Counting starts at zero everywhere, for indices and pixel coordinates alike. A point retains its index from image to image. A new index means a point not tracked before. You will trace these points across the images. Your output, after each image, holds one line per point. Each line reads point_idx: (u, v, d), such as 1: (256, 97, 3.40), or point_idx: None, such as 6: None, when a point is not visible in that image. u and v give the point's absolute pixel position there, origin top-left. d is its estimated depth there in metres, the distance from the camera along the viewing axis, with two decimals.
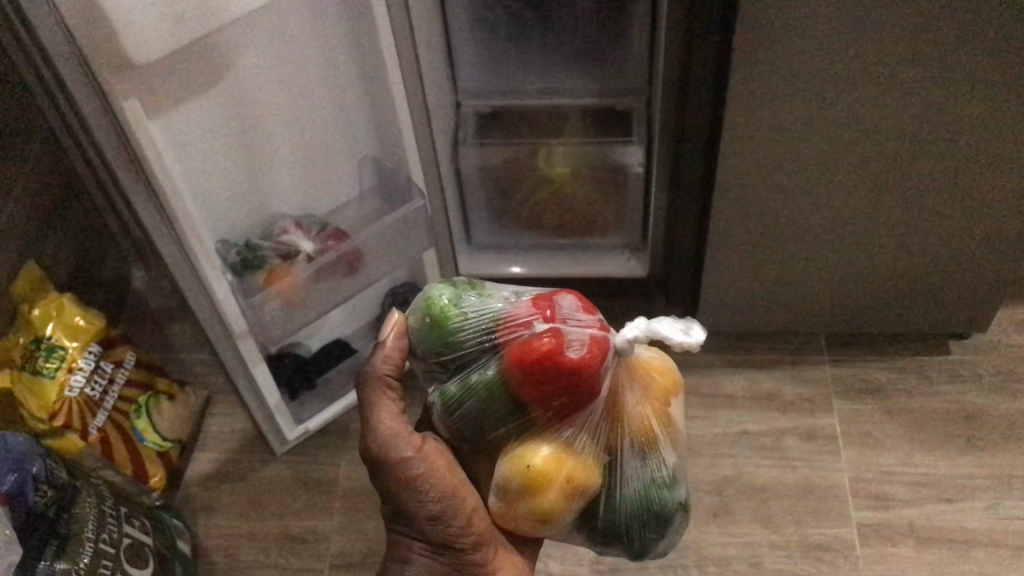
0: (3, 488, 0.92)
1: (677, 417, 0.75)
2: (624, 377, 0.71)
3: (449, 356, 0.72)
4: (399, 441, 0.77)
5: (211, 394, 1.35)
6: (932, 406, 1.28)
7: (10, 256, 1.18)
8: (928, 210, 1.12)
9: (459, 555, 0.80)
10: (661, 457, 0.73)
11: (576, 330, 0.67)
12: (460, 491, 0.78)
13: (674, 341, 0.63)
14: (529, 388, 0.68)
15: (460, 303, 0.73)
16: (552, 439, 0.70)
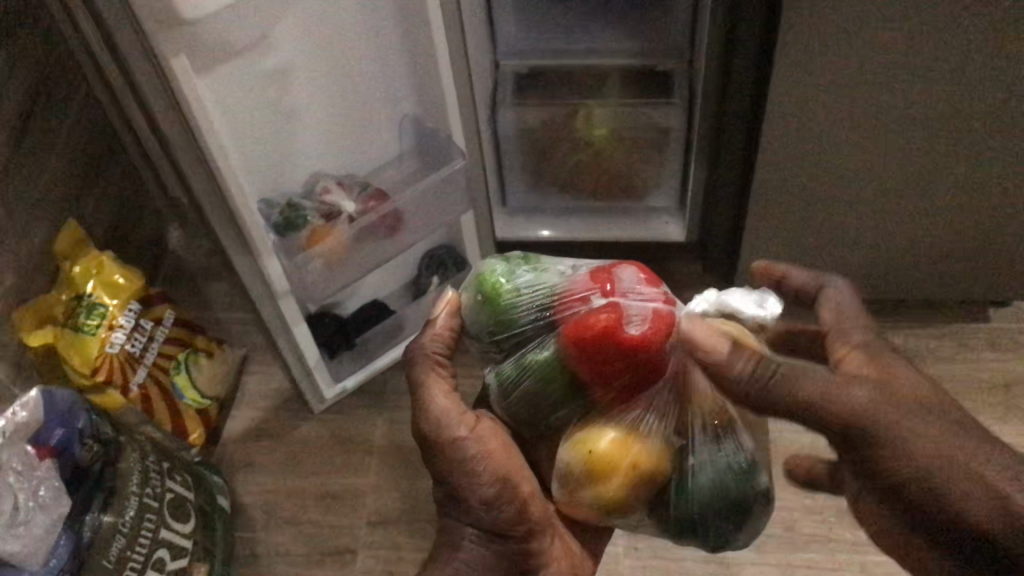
0: (50, 443, 0.96)
1: (756, 399, 0.70)
2: (694, 353, 0.66)
3: (504, 335, 0.71)
4: (451, 421, 0.75)
5: (249, 352, 1.36)
6: (969, 373, 1.27)
7: (50, 212, 1.19)
8: (973, 174, 1.11)
9: (512, 543, 0.78)
10: (739, 441, 0.68)
11: (637, 305, 0.64)
12: (515, 476, 0.76)
13: (756, 315, 0.64)
14: (589, 369, 0.65)
15: (514, 279, 0.71)
16: (617, 420, 0.67)
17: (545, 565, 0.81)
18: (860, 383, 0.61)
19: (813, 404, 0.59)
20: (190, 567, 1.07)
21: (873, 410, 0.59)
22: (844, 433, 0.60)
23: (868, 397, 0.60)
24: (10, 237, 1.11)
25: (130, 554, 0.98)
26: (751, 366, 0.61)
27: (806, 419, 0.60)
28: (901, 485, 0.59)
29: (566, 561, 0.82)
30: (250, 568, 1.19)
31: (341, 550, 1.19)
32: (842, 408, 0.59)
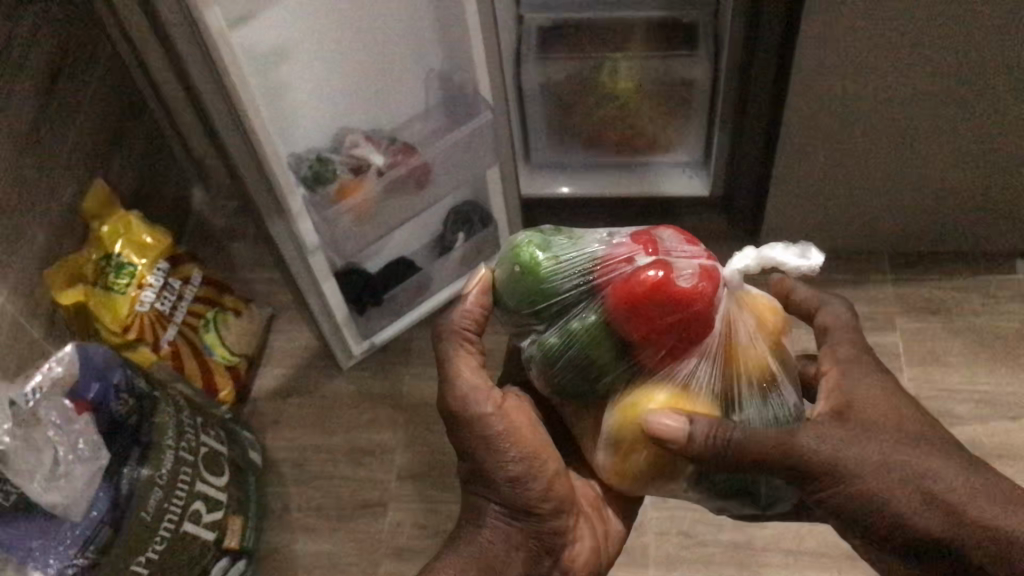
0: (87, 396, 0.98)
1: (788, 353, 0.72)
2: (737, 313, 0.68)
3: (545, 301, 0.70)
4: (478, 395, 0.74)
5: (275, 310, 1.37)
6: (995, 324, 1.27)
7: (78, 171, 1.19)
8: (1002, 120, 1.10)
9: (537, 522, 0.76)
10: (781, 396, 0.70)
11: (684, 261, 0.65)
12: (541, 452, 0.75)
13: (798, 268, 0.63)
14: (639, 328, 0.66)
15: (549, 246, 0.71)
16: (665, 383, 0.68)
17: (569, 544, 0.79)
18: (819, 429, 0.66)
19: (770, 458, 0.64)
20: (226, 519, 1.09)
21: (836, 457, 0.64)
22: (800, 476, 0.65)
23: (823, 442, 0.65)
24: (39, 194, 1.11)
25: (167, 507, 0.99)
26: (709, 433, 0.63)
27: (772, 466, 0.65)
28: (857, 516, 0.65)
29: (592, 542, 0.80)
30: (282, 522, 1.21)
31: (372, 503, 1.21)
32: (801, 453, 0.64)
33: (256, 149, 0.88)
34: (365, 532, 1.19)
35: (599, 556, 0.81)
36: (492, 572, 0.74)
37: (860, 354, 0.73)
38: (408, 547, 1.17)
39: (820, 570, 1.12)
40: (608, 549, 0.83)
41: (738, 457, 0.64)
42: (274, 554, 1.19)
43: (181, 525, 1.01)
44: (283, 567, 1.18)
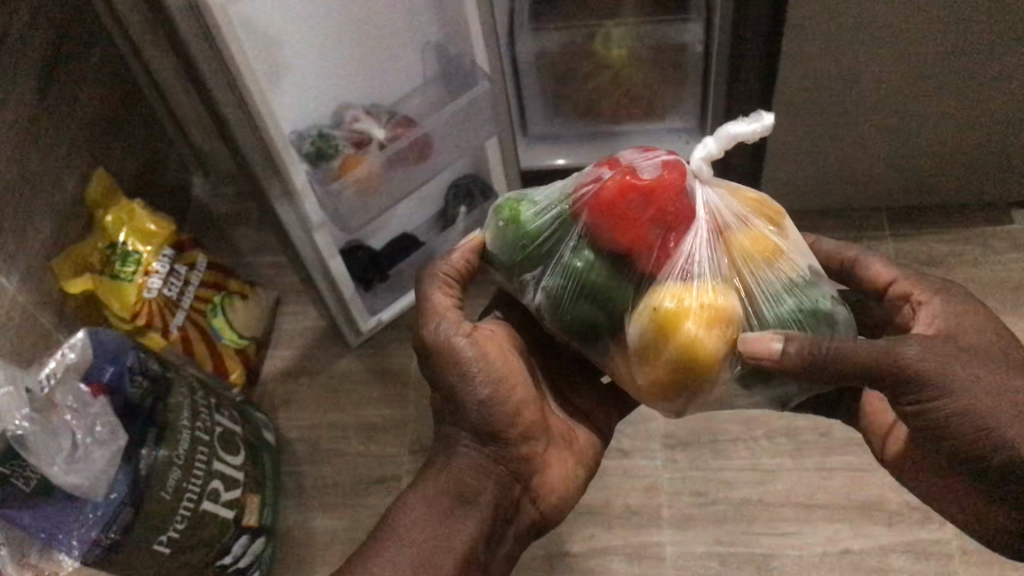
0: (102, 378, 0.99)
1: (793, 234, 0.76)
2: (718, 201, 0.73)
3: (532, 243, 0.75)
4: (448, 324, 0.76)
5: (281, 293, 1.38)
6: (995, 275, 1.28)
7: (80, 162, 1.20)
8: (993, 72, 1.11)
9: (508, 449, 0.77)
10: (792, 265, 0.72)
11: (644, 163, 0.71)
12: (510, 380, 0.76)
13: (750, 133, 0.66)
14: (624, 234, 0.70)
15: (525, 200, 0.77)
16: (673, 277, 0.69)
17: (539, 473, 0.80)
18: (926, 344, 0.66)
19: (878, 366, 0.65)
20: (245, 498, 1.10)
21: (943, 369, 0.65)
22: (903, 387, 0.66)
23: (928, 354, 0.65)
24: (43, 185, 1.12)
25: (185, 486, 1.01)
26: (801, 348, 0.66)
27: (873, 379, 0.66)
28: (958, 436, 0.66)
29: (561, 470, 0.81)
30: (298, 500, 1.22)
31: (386, 477, 1.22)
32: (908, 365, 0.65)
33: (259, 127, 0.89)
34: (380, 506, 1.21)
35: (570, 485, 0.82)
36: (461, 498, 0.75)
37: (942, 284, 0.77)
38: None
39: (831, 522, 1.14)
40: (579, 480, 0.83)
41: (837, 369, 0.65)
42: (292, 531, 1.20)
43: (201, 504, 1.02)
44: (302, 544, 1.19)
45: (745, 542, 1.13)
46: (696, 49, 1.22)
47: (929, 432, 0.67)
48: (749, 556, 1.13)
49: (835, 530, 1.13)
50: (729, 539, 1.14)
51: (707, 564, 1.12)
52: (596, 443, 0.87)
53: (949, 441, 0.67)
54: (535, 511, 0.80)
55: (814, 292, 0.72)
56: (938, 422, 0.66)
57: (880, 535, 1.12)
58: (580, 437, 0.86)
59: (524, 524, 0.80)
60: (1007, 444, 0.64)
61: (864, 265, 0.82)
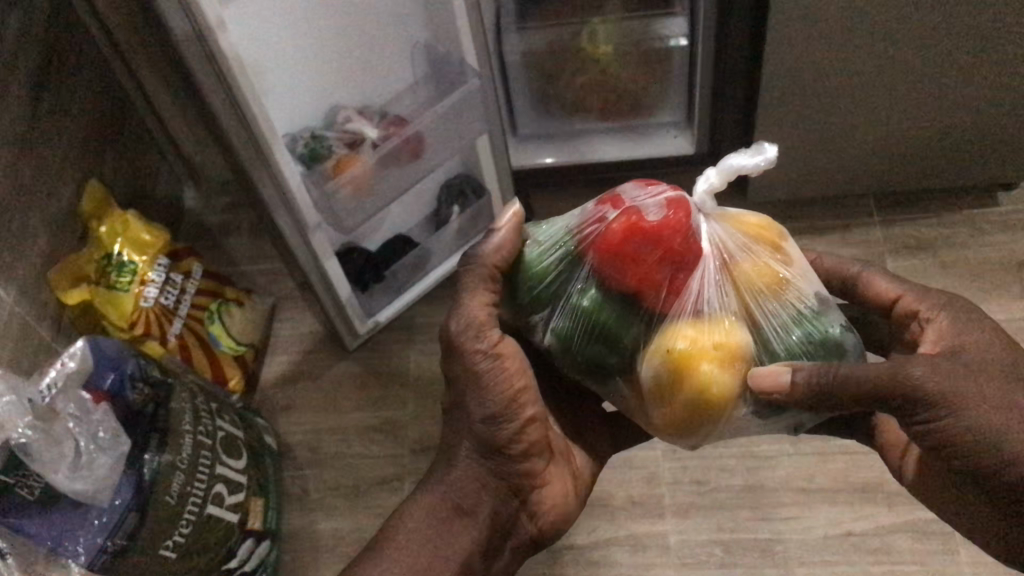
0: (103, 387, 0.99)
1: (797, 259, 0.75)
2: (722, 233, 0.72)
3: (541, 286, 0.74)
4: (478, 333, 0.73)
5: (277, 300, 1.39)
6: (984, 256, 1.30)
7: (73, 174, 1.20)
8: (975, 56, 1.13)
9: (508, 462, 0.77)
10: (799, 295, 0.72)
11: (648, 202, 0.70)
12: (521, 397, 0.75)
13: (754, 166, 0.68)
14: (632, 275, 0.69)
15: (533, 243, 0.76)
16: (682, 315, 0.68)
17: (537, 490, 0.80)
18: (932, 364, 0.66)
19: (881, 389, 0.65)
20: (248, 501, 1.10)
21: (949, 387, 0.64)
22: (908, 407, 0.65)
23: (936, 374, 0.65)
24: (38, 196, 1.12)
25: (190, 490, 1.01)
26: (810, 376, 0.67)
27: (884, 401, 0.65)
28: (966, 453, 0.65)
29: (560, 488, 0.82)
30: (302, 503, 1.23)
31: (389, 478, 1.23)
32: (912, 385, 0.64)
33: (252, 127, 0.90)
34: (384, 507, 1.21)
35: (568, 503, 0.83)
36: (458, 511, 0.77)
37: (947, 299, 0.77)
38: None
39: (833, 505, 1.14)
40: (577, 499, 0.84)
41: (840, 392, 0.66)
42: (297, 535, 1.21)
43: (205, 508, 1.03)
44: (307, 547, 1.20)
45: (748, 527, 1.14)
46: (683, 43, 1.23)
47: (937, 451, 0.67)
48: (753, 541, 1.13)
49: (836, 513, 1.14)
50: (731, 525, 1.15)
51: (711, 551, 1.13)
52: (592, 467, 0.88)
53: (960, 460, 0.66)
54: (531, 527, 0.81)
55: (822, 320, 0.72)
56: (945, 441, 0.65)
57: (881, 516, 1.13)
58: (578, 460, 0.87)
59: (518, 537, 0.81)
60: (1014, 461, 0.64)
61: (866, 281, 0.83)
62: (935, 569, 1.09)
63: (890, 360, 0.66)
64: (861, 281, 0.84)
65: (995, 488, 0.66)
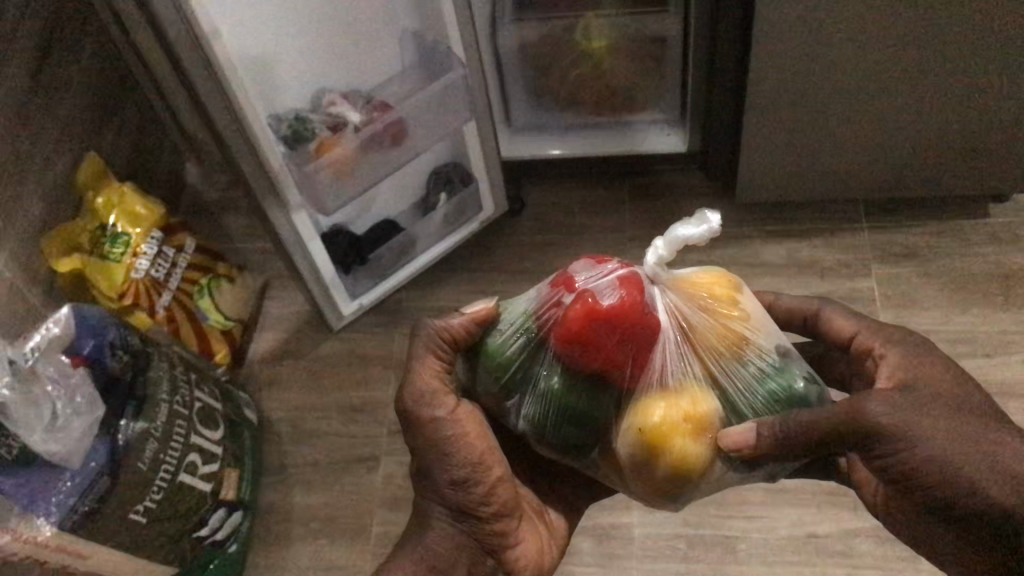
0: (82, 352, 1.02)
1: (754, 310, 0.76)
2: (676, 300, 0.73)
3: (508, 373, 0.76)
4: (433, 401, 0.76)
5: (268, 279, 1.41)
6: (969, 267, 1.30)
7: (71, 146, 1.23)
8: (963, 65, 1.13)
9: (481, 525, 0.79)
10: (758, 352, 0.74)
11: (600, 282, 0.70)
12: (487, 460, 0.77)
13: (697, 235, 0.66)
14: (594, 360, 0.70)
15: (494, 329, 0.78)
16: (649, 391, 0.71)
17: (513, 547, 0.81)
18: (889, 398, 0.67)
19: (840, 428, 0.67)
20: (222, 472, 1.14)
21: (907, 422, 0.66)
22: (867, 443, 0.67)
23: (892, 410, 0.66)
24: (33, 164, 1.15)
25: (162, 458, 1.04)
26: (774, 428, 0.70)
27: (844, 439, 0.67)
28: (927, 486, 0.66)
29: (534, 544, 0.84)
30: (280, 478, 1.25)
31: (365, 457, 1.25)
32: (869, 421, 0.66)
33: (234, 107, 0.92)
34: (358, 486, 1.24)
35: (544, 558, 0.84)
36: (435, 571, 0.77)
37: (903, 335, 0.76)
38: (400, 496, 1.22)
39: (799, 507, 1.15)
40: (552, 557, 0.86)
41: (803, 438, 0.69)
42: (273, 508, 1.24)
43: (177, 476, 1.05)
44: (282, 520, 1.23)
45: (712, 524, 1.16)
46: (676, 40, 1.23)
47: (903, 486, 0.67)
48: (716, 538, 1.15)
49: (801, 515, 1.15)
50: (696, 521, 1.16)
51: (674, 546, 1.15)
52: (561, 523, 0.90)
53: (925, 494, 0.66)
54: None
55: (786, 373, 0.74)
56: (907, 477, 0.66)
57: (846, 520, 1.14)
58: (551, 519, 0.89)
59: None
60: (976, 489, 0.64)
61: (824, 317, 0.83)
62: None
63: (848, 398, 0.68)
64: (818, 317, 0.84)
65: (962, 518, 0.66)
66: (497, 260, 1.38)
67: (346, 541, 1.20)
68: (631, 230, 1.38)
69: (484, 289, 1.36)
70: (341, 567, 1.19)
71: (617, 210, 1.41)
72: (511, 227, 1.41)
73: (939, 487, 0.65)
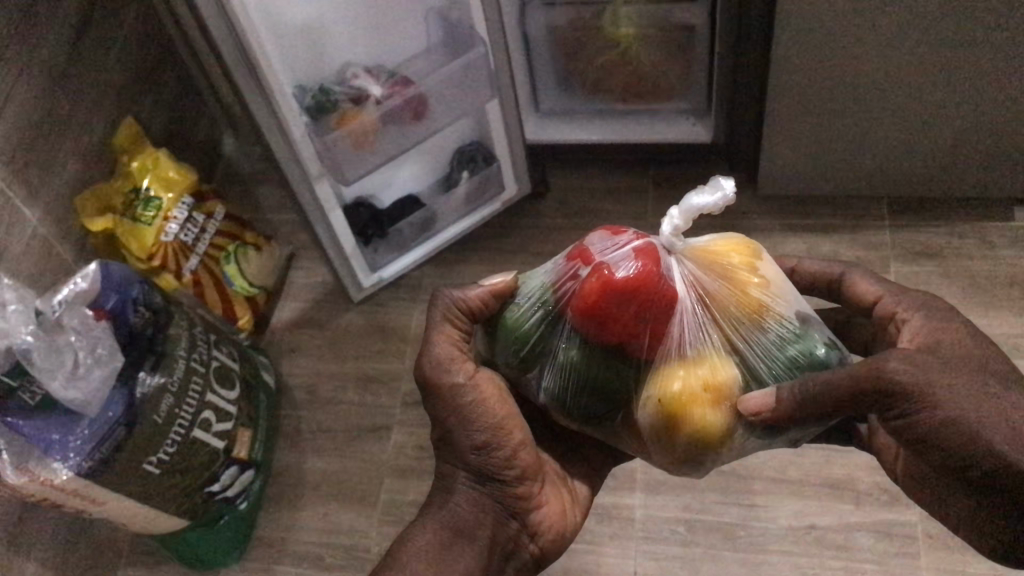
0: (105, 306, 1.05)
1: (773, 277, 0.77)
2: (692, 269, 0.74)
3: (527, 345, 0.78)
4: (453, 366, 0.78)
5: (295, 250, 1.44)
6: (990, 269, 1.30)
7: (109, 111, 1.27)
8: (991, 67, 1.12)
9: (503, 487, 0.80)
10: (779, 318, 0.75)
11: (616, 255, 0.72)
12: (508, 422, 0.79)
13: (713, 203, 0.69)
14: (614, 331, 0.72)
15: (511, 303, 0.80)
16: (669, 360, 0.73)
17: (535, 510, 0.82)
18: (909, 358, 0.65)
19: (859, 386, 0.65)
20: (236, 431, 1.17)
21: (923, 381, 0.64)
22: (886, 403, 0.65)
23: (910, 368, 0.64)
24: (71, 128, 1.19)
25: (178, 412, 1.08)
26: (795, 391, 0.70)
27: (864, 397, 0.66)
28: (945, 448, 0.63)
29: (557, 509, 0.84)
30: (293, 441, 1.29)
31: (377, 426, 1.28)
32: (888, 377, 0.64)
33: (258, 75, 0.95)
34: (368, 453, 1.27)
35: (566, 523, 0.85)
36: (461, 534, 0.78)
37: (923, 299, 0.78)
38: (409, 466, 1.25)
39: (800, 498, 1.16)
40: (574, 521, 0.86)
41: (823, 399, 0.68)
42: (285, 470, 1.27)
43: (191, 432, 1.09)
44: (293, 482, 1.26)
45: (712, 510, 1.17)
46: (703, 31, 1.24)
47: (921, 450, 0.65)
48: (716, 524, 1.16)
49: (802, 505, 1.15)
50: (698, 506, 1.17)
51: (674, 529, 1.16)
52: (584, 487, 0.90)
53: (942, 458, 0.64)
54: (535, 548, 0.83)
55: (807, 339, 0.75)
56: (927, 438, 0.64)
57: (846, 514, 1.14)
58: (575, 486, 0.90)
59: (522, 560, 0.82)
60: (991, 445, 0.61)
61: (849, 283, 0.85)
62: (892, 571, 1.10)
63: (865, 359, 0.67)
64: (842, 282, 0.86)
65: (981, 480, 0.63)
66: (519, 242, 1.40)
67: (354, 505, 1.23)
68: (652, 218, 1.39)
69: (504, 269, 1.38)
70: (347, 531, 1.22)
71: (640, 198, 1.42)
72: (533, 209, 1.43)
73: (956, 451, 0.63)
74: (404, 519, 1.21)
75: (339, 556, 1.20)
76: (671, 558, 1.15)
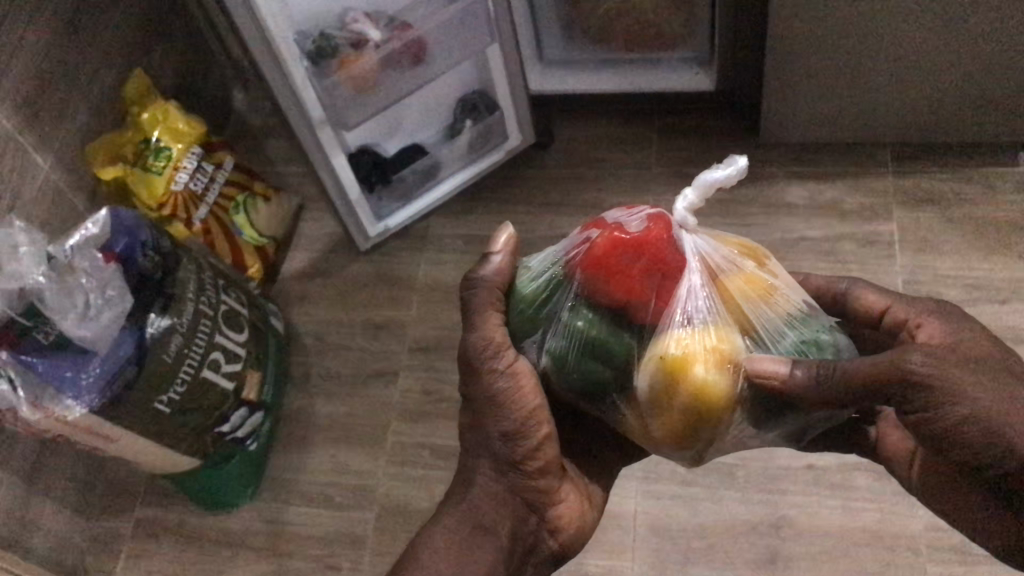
0: (115, 249, 1.07)
1: (781, 274, 0.78)
2: (707, 246, 0.75)
3: (532, 308, 0.77)
4: (494, 351, 0.75)
5: (304, 201, 1.46)
6: (994, 214, 1.30)
7: (118, 63, 1.29)
8: (991, 9, 1.12)
9: (526, 481, 0.79)
10: (787, 304, 0.75)
11: (631, 219, 0.73)
12: (538, 416, 0.76)
13: (726, 176, 0.68)
14: (618, 288, 0.71)
15: (522, 270, 0.80)
16: (672, 324, 0.70)
17: (554, 507, 0.82)
18: (929, 352, 0.64)
19: (879, 380, 0.64)
20: (245, 373, 1.20)
21: (944, 376, 0.62)
22: (906, 396, 0.63)
23: (933, 362, 0.63)
24: (82, 79, 1.22)
25: (187, 352, 1.10)
26: (811, 369, 0.68)
27: (884, 389, 0.64)
28: (967, 443, 0.63)
29: (575, 504, 0.84)
30: (303, 385, 1.32)
31: (384, 372, 1.31)
32: (910, 373, 0.63)
33: (261, 23, 0.96)
34: (376, 398, 1.29)
35: (584, 521, 0.85)
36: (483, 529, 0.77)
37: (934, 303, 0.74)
38: (416, 410, 1.28)
39: None
40: (590, 521, 0.86)
41: (841, 382, 0.66)
42: (294, 414, 1.30)
43: (201, 372, 1.12)
44: (302, 425, 1.29)
45: None
46: None
47: (938, 443, 0.65)
48: (716, 464, 1.18)
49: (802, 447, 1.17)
50: None
51: (674, 470, 1.18)
52: (596, 488, 0.90)
53: (963, 452, 0.63)
54: (554, 544, 0.83)
55: (810, 324, 0.75)
56: (949, 433, 0.63)
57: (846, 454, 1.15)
58: (592, 489, 0.89)
59: (540, 555, 0.82)
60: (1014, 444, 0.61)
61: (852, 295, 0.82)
62: (890, 509, 1.12)
63: (888, 351, 0.65)
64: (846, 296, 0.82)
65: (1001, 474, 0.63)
66: (526, 193, 1.41)
67: (362, 447, 1.26)
68: (656, 167, 1.40)
69: (511, 219, 1.39)
70: (354, 472, 1.25)
71: (644, 148, 1.42)
72: (538, 159, 1.44)
73: (987, 448, 0.62)
74: (412, 459, 1.24)
75: (347, 496, 1.24)
76: (672, 498, 1.17)
